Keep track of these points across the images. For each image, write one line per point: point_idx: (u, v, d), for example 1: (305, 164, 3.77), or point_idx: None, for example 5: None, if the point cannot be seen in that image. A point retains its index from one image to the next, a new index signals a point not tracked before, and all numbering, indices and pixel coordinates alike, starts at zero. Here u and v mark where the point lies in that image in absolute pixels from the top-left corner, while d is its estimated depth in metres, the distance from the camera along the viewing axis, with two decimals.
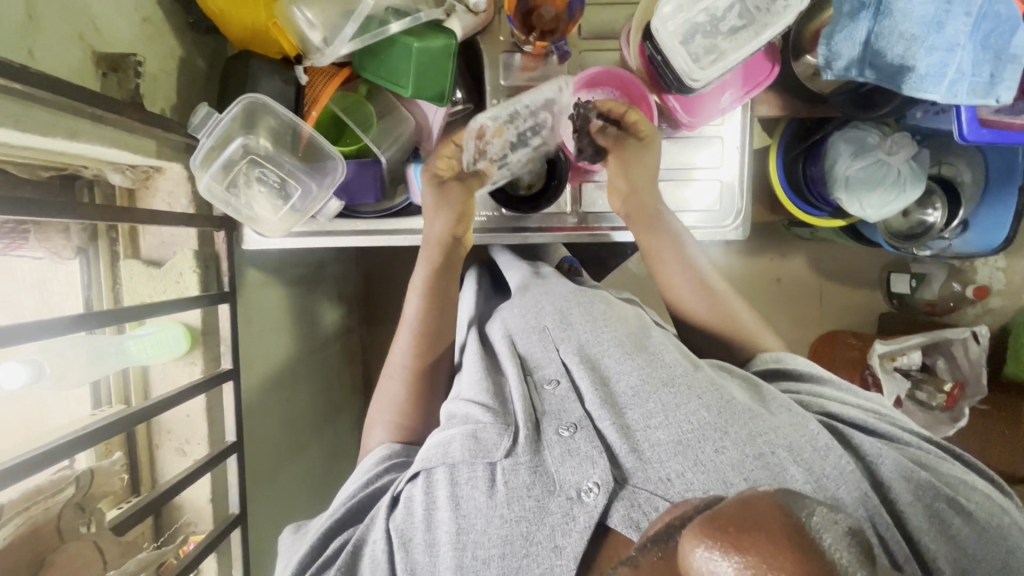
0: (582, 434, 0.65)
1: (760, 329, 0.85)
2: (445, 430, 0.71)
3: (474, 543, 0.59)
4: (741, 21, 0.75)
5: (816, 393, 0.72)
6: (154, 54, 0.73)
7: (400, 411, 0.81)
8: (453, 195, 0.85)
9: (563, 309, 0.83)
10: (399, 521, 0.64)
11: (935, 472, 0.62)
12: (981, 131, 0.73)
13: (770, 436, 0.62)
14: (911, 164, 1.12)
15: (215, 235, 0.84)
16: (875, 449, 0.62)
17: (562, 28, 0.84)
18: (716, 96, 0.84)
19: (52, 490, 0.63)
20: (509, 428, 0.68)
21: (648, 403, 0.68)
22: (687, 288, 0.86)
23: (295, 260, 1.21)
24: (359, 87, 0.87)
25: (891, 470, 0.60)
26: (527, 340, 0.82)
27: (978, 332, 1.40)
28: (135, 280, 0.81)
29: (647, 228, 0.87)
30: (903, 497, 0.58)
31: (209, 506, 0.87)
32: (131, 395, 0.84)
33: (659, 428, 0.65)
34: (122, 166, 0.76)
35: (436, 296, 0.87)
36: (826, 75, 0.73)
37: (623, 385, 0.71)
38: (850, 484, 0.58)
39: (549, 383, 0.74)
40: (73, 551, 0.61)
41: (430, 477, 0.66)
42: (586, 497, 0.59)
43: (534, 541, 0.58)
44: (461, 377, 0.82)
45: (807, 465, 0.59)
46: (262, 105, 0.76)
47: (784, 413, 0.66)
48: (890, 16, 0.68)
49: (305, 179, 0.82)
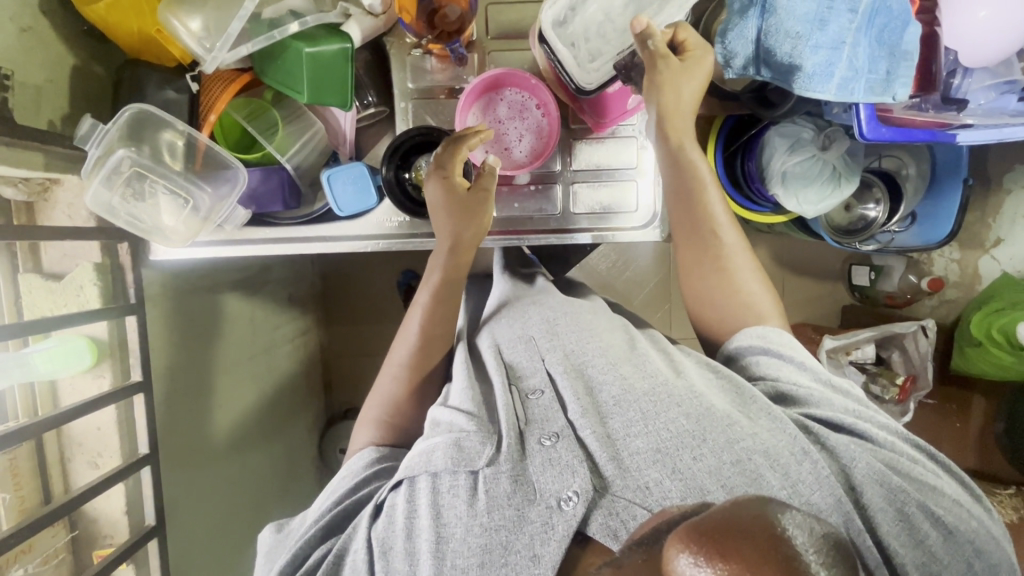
0: (564, 443, 0.65)
1: (748, 280, 0.77)
2: (429, 438, 0.71)
3: (453, 553, 0.58)
4: (635, 20, 0.73)
5: (796, 385, 0.68)
6: (36, 64, 0.72)
7: (393, 415, 0.81)
8: (472, 202, 0.79)
9: (550, 319, 0.84)
10: (380, 531, 0.64)
11: (906, 475, 0.61)
12: (880, 130, 0.71)
13: (747, 442, 0.60)
14: (844, 158, 1.12)
15: (119, 246, 0.83)
16: (849, 452, 0.60)
17: (465, 30, 0.81)
18: (624, 96, 0.83)
19: None
20: (491, 437, 0.68)
21: (629, 412, 0.67)
22: (692, 253, 0.78)
23: (234, 264, 1.19)
24: (264, 93, 0.86)
25: (864, 472, 0.59)
26: (513, 349, 0.83)
27: (926, 326, 1.38)
28: (35, 294, 0.80)
29: (675, 171, 0.76)
30: (875, 502, 0.58)
31: (124, 518, 0.87)
32: (40, 407, 0.83)
33: (639, 436, 0.64)
34: (13, 179, 0.75)
35: (444, 305, 0.83)
36: (727, 75, 0.71)
37: (607, 393, 0.70)
38: (824, 489, 0.57)
39: (534, 393, 0.74)
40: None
41: (413, 486, 0.65)
42: (564, 506, 0.58)
43: (513, 550, 0.57)
44: (450, 387, 0.82)
45: (783, 471, 0.58)
46: (152, 115, 0.75)
47: (763, 418, 0.64)
48: (775, 13, 0.66)
49: (199, 190, 0.80)
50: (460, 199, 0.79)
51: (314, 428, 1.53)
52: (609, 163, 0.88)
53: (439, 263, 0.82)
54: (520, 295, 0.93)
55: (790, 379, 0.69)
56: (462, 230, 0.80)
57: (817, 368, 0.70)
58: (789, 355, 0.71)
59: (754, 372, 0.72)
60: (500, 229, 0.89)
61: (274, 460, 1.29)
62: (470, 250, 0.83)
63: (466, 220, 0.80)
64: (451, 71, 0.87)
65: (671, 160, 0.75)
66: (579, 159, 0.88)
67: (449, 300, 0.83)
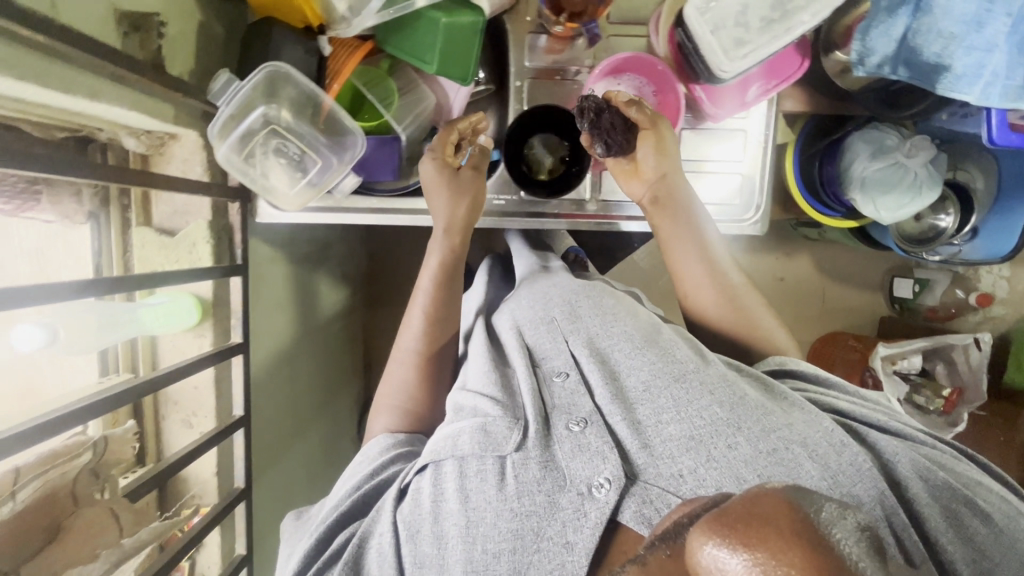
0: (593, 429, 0.63)
1: (759, 311, 0.81)
2: (452, 422, 0.69)
3: (484, 537, 0.57)
4: (775, 14, 0.72)
5: (827, 392, 0.69)
6: (174, 14, 0.71)
7: (412, 398, 0.79)
8: (464, 180, 0.84)
9: (573, 303, 0.81)
10: (406, 513, 0.61)
11: (950, 472, 0.60)
12: (1009, 136, 0.74)
13: (784, 432, 0.59)
14: (928, 168, 1.11)
15: (229, 206, 0.82)
16: (892, 448, 0.60)
17: (592, 12, 0.79)
18: (746, 87, 0.82)
19: (69, 456, 0.63)
20: (518, 422, 0.65)
21: (660, 399, 0.65)
22: (699, 275, 0.82)
23: (307, 236, 1.18)
24: (381, 62, 0.84)
25: (907, 467, 0.58)
26: (535, 332, 0.79)
27: (980, 339, 1.40)
28: (147, 249, 0.80)
29: (660, 212, 0.83)
30: (921, 497, 0.56)
31: (213, 480, 0.86)
32: (139, 364, 0.83)
33: (671, 423, 0.62)
34: (138, 130, 0.74)
35: (446, 292, 0.84)
36: (858, 71, 0.72)
37: (634, 380, 0.68)
38: (867, 481, 0.55)
39: (558, 375, 0.71)
40: (88, 518, 0.61)
41: (439, 469, 0.63)
42: (596, 493, 0.57)
43: (545, 536, 0.56)
44: (467, 369, 0.80)
45: (823, 461, 0.56)
46: (285, 75, 0.74)
47: (796, 410, 0.63)
48: (929, 13, 0.67)
49: (328, 155, 0.80)
50: (455, 175, 0.84)
51: (354, 407, 1.52)
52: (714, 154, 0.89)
53: (438, 249, 0.85)
54: (535, 278, 0.92)
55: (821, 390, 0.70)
56: (455, 211, 0.84)
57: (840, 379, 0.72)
58: (812, 368, 0.73)
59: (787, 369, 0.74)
60: (601, 212, 0.91)
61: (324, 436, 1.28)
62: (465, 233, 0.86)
63: (459, 198, 0.84)
64: (565, 53, 0.87)
65: (658, 202, 0.83)
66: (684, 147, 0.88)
67: (450, 281, 0.85)
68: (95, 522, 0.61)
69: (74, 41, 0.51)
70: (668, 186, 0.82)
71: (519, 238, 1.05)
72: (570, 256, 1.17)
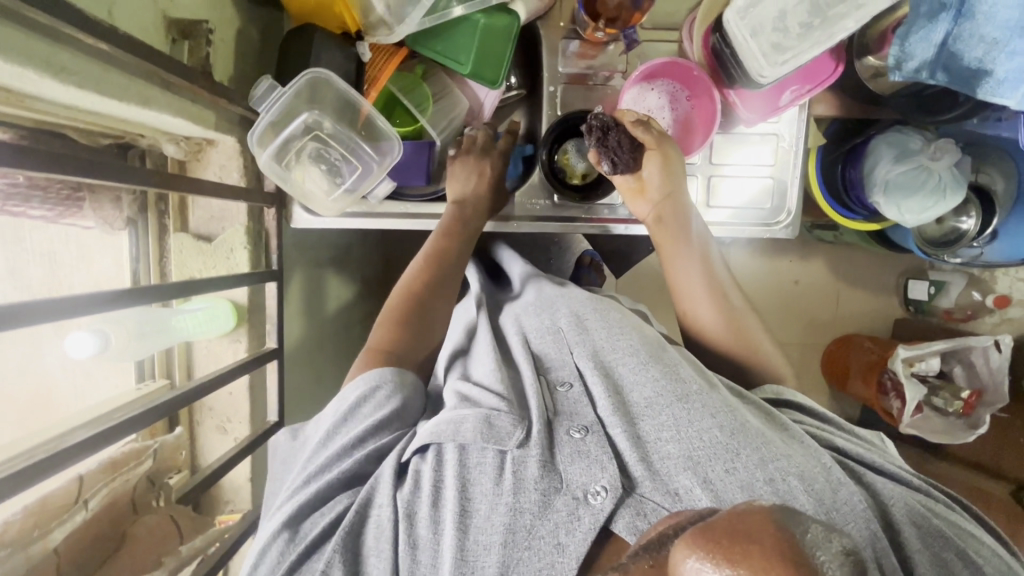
0: (593, 437, 0.62)
1: (760, 333, 0.80)
2: (457, 408, 0.68)
3: (476, 529, 0.57)
4: (814, 19, 0.72)
5: (827, 428, 0.69)
6: (215, 22, 0.71)
7: (396, 358, 0.76)
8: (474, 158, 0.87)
9: (580, 313, 0.79)
10: (405, 493, 0.62)
11: (946, 521, 0.59)
12: None
13: (783, 463, 0.57)
14: (953, 170, 1.09)
15: (265, 211, 0.82)
16: (888, 491, 0.59)
17: (625, 17, 0.81)
18: (780, 91, 0.83)
19: (131, 463, 0.66)
20: (523, 420, 0.65)
21: (661, 415, 0.63)
22: (695, 285, 0.81)
23: (329, 241, 1.17)
24: (415, 66, 0.86)
25: (902, 511, 0.57)
26: (541, 339, 0.79)
27: (1000, 340, 1.35)
28: (184, 254, 0.80)
29: (664, 231, 0.82)
30: (914, 542, 0.54)
31: (248, 486, 0.87)
32: (174, 371, 0.83)
33: (670, 442, 0.60)
34: (178, 136, 0.73)
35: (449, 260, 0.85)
36: (895, 76, 0.74)
37: (638, 395, 0.66)
38: (860, 520, 0.54)
39: (562, 385, 0.71)
40: (151, 524, 0.63)
41: (441, 455, 0.64)
42: (592, 499, 0.57)
43: (536, 535, 0.55)
44: (470, 361, 0.79)
45: (818, 495, 0.55)
46: (326, 81, 0.74)
47: (796, 443, 0.62)
48: (972, 18, 0.67)
49: (367, 159, 0.79)
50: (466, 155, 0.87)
51: None
52: (748, 157, 0.89)
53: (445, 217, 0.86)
54: (540, 281, 0.92)
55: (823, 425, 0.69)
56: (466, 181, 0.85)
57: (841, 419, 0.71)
58: (814, 405, 0.72)
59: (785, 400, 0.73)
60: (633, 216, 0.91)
61: None
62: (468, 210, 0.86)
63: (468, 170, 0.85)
64: (597, 58, 0.87)
65: (661, 220, 0.82)
66: (715, 151, 0.88)
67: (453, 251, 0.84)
68: (156, 528, 0.63)
69: (132, 49, 0.52)
70: (675, 207, 0.81)
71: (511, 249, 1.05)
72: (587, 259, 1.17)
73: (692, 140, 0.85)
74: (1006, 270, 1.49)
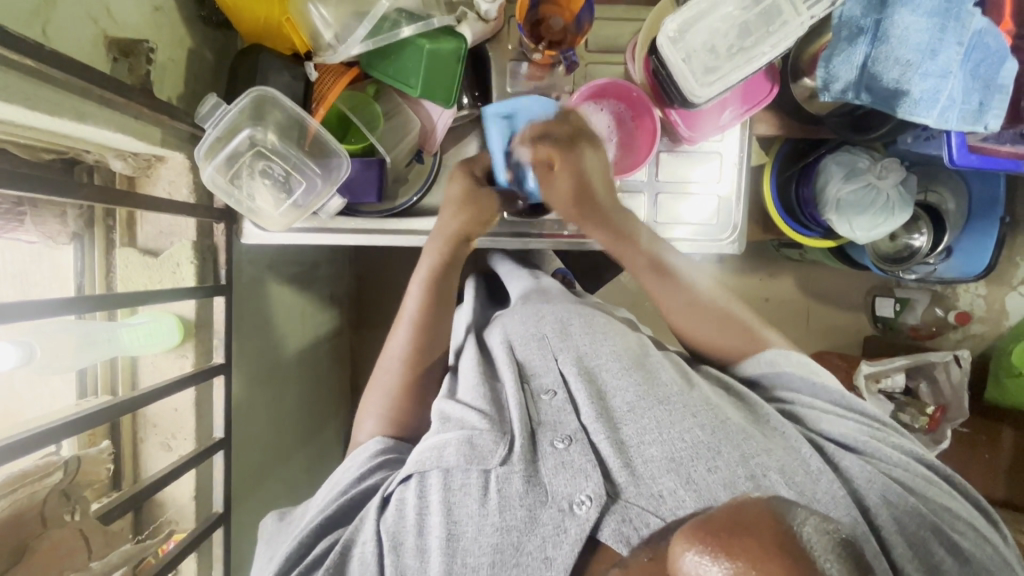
0: (577, 446, 0.63)
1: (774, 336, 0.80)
2: (438, 432, 0.67)
3: (464, 551, 0.57)
4: (740, 44, 0.76)
5: (812, 404, 0.70)
6: (165, 42, 0.73)
7: (393, 407, 0.78)
8: (479, 195, 0.86)
9: (564, 320, 0.79)
10: (390, 523, 0.61)
11: (922, 498, 0.60)
12: (969, 157, 0.78)
13: (763, 457, 0.60)
14: (899, 189, 1.13)
15: (214, 227, 0.83)
16: (864, 475, 0.61)
17: (569, 40, 0.85)
18: (717, 112, 0.85)
19: (40, 474, 0.63)
20: (505, 436, 0.64)
21: (644, 418, 0.65)
22: (702, 326, 0.81)
23: (294, 257, 1.16)
24: (366, 87, 0.87)
25: (875, 495, 0.59)
26: (525, 347, 0.77)
27: (960, 357, 1.36)
28: (130, 269, 0.80)
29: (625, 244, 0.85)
30: (888, 526, 0.57)
31: (192, 504, 0.85)
32: (118, 385, 0.82)
33: (653, 444, 0.62)
34: (125, 153, 0.74)
35: (440, 306, 0.84)
36: (824, 97, 0.78)
37: (620, 399, 0.68)
38: (840, 508, 0.57)
39: (546, 393, 0.71)
40: (59, 538, 0.59)
41: (424, 480, 0.63)
42: (577, 509, 0.58)
43: (524, 552, 0.57)
44: (457, 381, 0.78)
45: (799, 487, 0.58)
46: (271, 99, 0.77)
47: (778, 436, 0.64)
48: (886, 42, 0.73)
49: (312, 176, 0.81)
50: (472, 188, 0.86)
51: (341, 432, 1.47)
52: (691, 175, 0.91)
53: (431, 257, 0.85)
54: (528, 297, 0.85)
55: (809, 402, 0.70)
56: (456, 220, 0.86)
57: (829, 386, 0.71)
58: (803, 374, 0.73)
59: (776, 394, 0.74)
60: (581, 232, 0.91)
61: (305, 462, 1.24)
62: (459, 249, 0.86)
63: (459, 208, 0.86)
64: (546, 80, 0.88)
65: (653, 265, 0.84)
66: (661, 169, 0.91)
67: (445, 277, 0.85)
68: (60, 545, 0.59)
69: (60, 64, 0.53)
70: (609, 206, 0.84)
71: (507, 259, 1.01)
72: (558, 275, 1.03)
73: (638, 154, 0.86)
74: (966, 286, 1.52)
